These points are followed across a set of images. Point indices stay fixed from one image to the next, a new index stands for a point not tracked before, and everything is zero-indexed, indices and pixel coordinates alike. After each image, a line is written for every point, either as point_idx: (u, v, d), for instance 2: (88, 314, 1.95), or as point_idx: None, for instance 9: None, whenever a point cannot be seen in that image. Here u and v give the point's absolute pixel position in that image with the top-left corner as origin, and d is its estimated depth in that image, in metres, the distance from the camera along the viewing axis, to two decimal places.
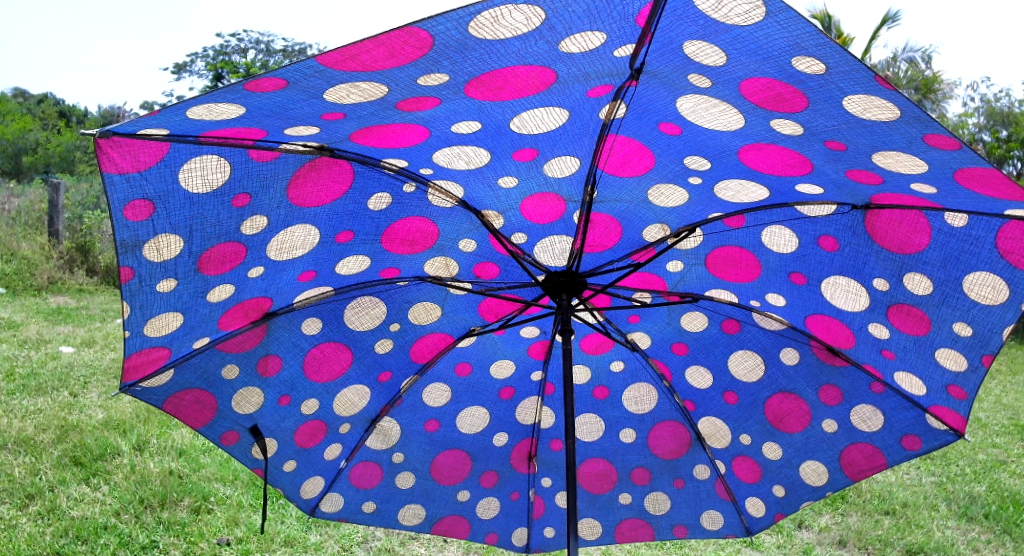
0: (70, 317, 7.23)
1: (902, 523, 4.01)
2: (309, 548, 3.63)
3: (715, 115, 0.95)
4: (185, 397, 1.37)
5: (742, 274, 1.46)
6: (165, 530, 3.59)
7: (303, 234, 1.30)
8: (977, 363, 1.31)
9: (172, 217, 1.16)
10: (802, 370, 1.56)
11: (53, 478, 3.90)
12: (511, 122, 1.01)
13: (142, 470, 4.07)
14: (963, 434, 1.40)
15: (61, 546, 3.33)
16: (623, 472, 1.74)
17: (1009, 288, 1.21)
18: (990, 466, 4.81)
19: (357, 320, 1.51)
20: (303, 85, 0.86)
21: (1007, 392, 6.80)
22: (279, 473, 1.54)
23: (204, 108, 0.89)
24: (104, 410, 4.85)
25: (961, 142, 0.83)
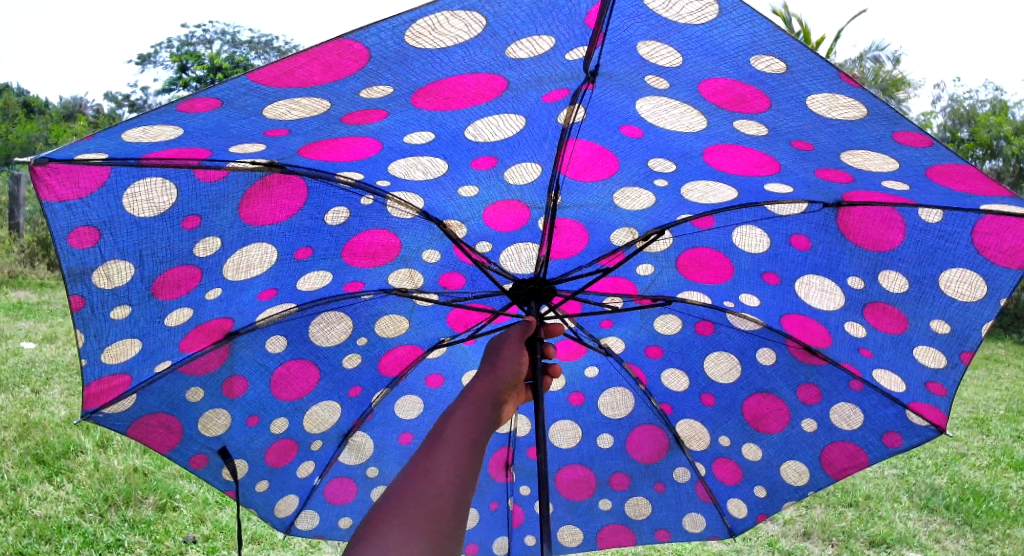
0: (30, 313, 7.04)
1: (865, 514, 4.10)
2: (277, 544, 3.60)
3: (676, 117, 0.95)
4: (151, 421, 1.38)
5: (711, 275, 1.48)
6: (130, 528, 3.52)
7: (259, 252, 1.27)
8: (957, 359, 1.34)
9: (120, 243, 1.12)
10: (780, 369, 1.57)
11: (16, 476, 3.80)
12: (465, 130, 1.00)
13: (107, 468, 3.99)
14: (945, 428, 1.44)
15: (24, 547, 3.25)
16: (602, 478, 1.75)
17: (987, 284, 1.23)
18: (951, 459, 4.92)
19: (323, 337, 1.47)
20: (239, 103, 0.84)
21: (967, 385, 6.99)
22: (252, 494, 1.54)
23: (141, 129, 0.86)
24: (67, 407, 4.74)
25: (931, 138, 0.83)
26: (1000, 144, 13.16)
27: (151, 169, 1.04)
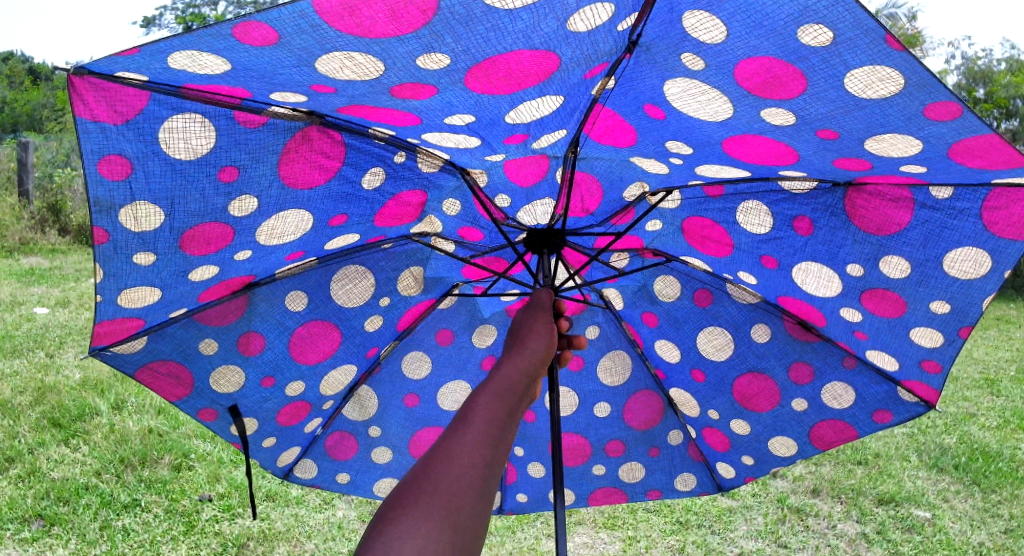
0: (42, 278, 7.09)
1: (874, 473, 4.13)
2: (291, 501, 3.67)
3: (702, 104, 0.94)
4: (160, 368, 1.36)
5: (714, 249, 1.46)
6: (146, 488, 3.60)
7: (295, 217, 1.26)
8: (954, 336, 1.33)
9: (151, 184, 1.09)
10: (773, 348, 1.56)
11: (32, 441, 3.87)
12: (506, 114, 1.00)
13: (122, 429, 4.06)
14: (934, 404, 1.44)
15: (43, 510, 3.32)
16: (596, 445, 1.76)
17: (992, 259, 1.23)
18: (961, 419, 4.93)
19: (343, 293, 1.47)
20: (293, 45, 0.81)
21: (978, 346, 6.97)
22: (259, 448, 1.56)
23: (187, 57, 0.84)
24: (81, 370, 4.81)
25: (963, 108, 0.81)
26: (1018, 104, 12.96)
27: (192, 103, 1.02)
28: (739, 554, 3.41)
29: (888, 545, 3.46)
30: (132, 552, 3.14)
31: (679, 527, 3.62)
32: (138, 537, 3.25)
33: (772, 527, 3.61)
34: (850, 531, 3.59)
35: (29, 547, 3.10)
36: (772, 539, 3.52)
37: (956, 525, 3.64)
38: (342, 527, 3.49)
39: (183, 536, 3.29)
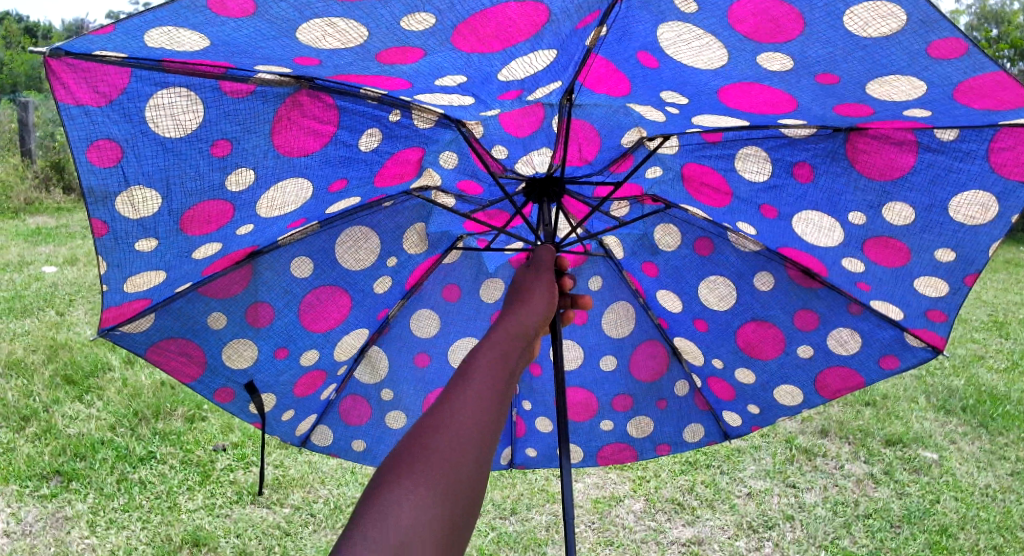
0: (49, 237, 7.09)
1: (881, 414, 4.17)
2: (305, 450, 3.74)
3: (696, 51, 0.89)
4: (170, 347, 1.37)
5: (711, 197, 1.44)
6: (161, 440, 3.68)
7: (295, 186, 1.25)
8: (960, 285, 1.32)
9: (144, 166, 1.06)
10: (777, 295, 1.55)
11: (47, 398, 3.92)
12: (499, 73, 0.96)
13: (135, 384, 4.11)
14: (941, 349, 1.43)
15: (60, 465, 3.39)
16: (603, 401, 1.77)
17: (999, 205, 1.19)
18: (970, 361, 4.95)
19: (350, 257, 1.48)
20: (272, 12, 0.80)
21: (988, 289, 6.96)
22: (278, 423, 1.58)
23: (163, 34, 0.82)
24: (92, 328, 4.85)
25: (970, 44, 0.78)
26: None
27: (174, 77, 0.99)
28: (747, 493, 3.48)
29: (895, 486, 3.52)
30: (150, 504, 3.22)
31: (689, 467, 3.69)
32: (156, 489, 3.33)
33: (779, 467, 3.68)
34: (857, 472, 3.65)
35: (48, 502, 3.17)
36: (779, 479, 3.58)
37: (962, 466, 3.69)
38: (355, 472, 3.60)
39: (199, 486, 3.38)
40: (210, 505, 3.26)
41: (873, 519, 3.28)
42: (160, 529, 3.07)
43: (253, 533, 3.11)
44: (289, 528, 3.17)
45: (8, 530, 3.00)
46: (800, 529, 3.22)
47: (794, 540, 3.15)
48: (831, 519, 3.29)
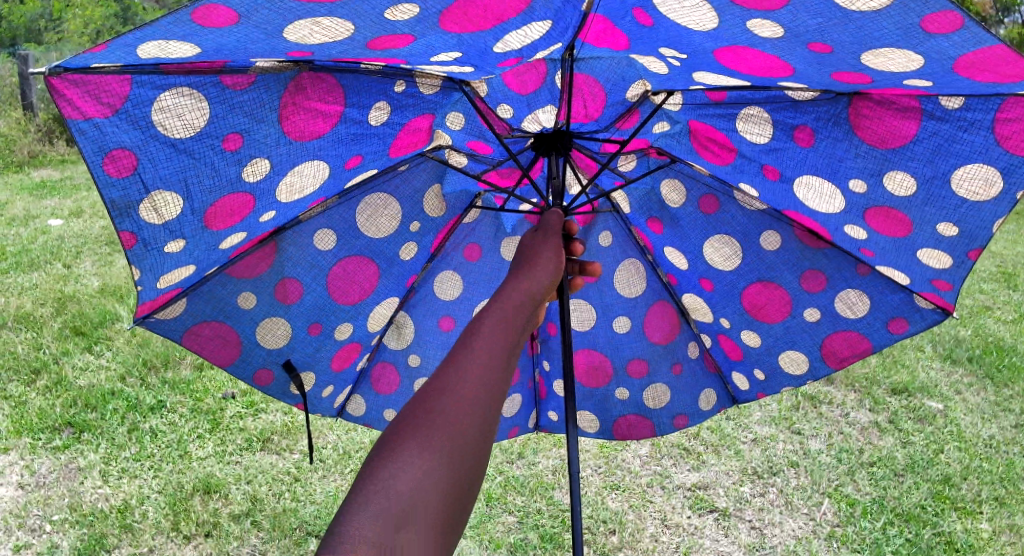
0: (53, 190, 7.02)
1: (888, 362, 4.18)
2: None
3: (689, 12, 0.85)
4: (204, 331, 1.35)
5: (714, 154, 1.40)
6: (170, 389, 3.70)
7: (313, 169, 1.23)
8: (964, 258, 1.29)
9: (160, 170, 1.05)
10: (783, 256, 1.51)
11: (57, 350, 3.93)
12: (494, 48, 0.89)
13: (143, 335, 4.12)
14: (950, 312, 1.38)
15: (72, 417, 3.42)
16: (618, 366, 1.77)
17: (1003, 181, 1.17)
18: (978, 311, 4.94)
19: (373, 225, 1.45)
20: (256, 19, 0.80)
21: (998, 240, 6.90)
22: (318, 400, 1.57)
23: (156, 46, 0.81)
24: (99, 279, 4.84)
25: (965, 17, 0.79)
26: None
27: (175, 77, 0.97)
28: (752, 439, 3.51)
29: (899, 435, 3.55)
30: (161, 453, 3.27)
31: None
32: (167, 438, 3.37)
33: (785, 413, 3.71)
34: (862, 420, 3.68)
35: (61, 454, 3.21)
36: (785, 426, 3.61)
37: (967, 417, 3.71)
38: None
39: (209, 434, 3.42)
40: (220, 452, 3.30)
41: (876, 467, 3.31)
42: (172, 477, 3.12)
43: (263, 479, 3.16)
44: (299, 474, 3.22)
45: (24, 482, 3.05)
46: (805, 476, 3.26)
47: (798, 486, 3.20)
48: (835, 466, 3.32)
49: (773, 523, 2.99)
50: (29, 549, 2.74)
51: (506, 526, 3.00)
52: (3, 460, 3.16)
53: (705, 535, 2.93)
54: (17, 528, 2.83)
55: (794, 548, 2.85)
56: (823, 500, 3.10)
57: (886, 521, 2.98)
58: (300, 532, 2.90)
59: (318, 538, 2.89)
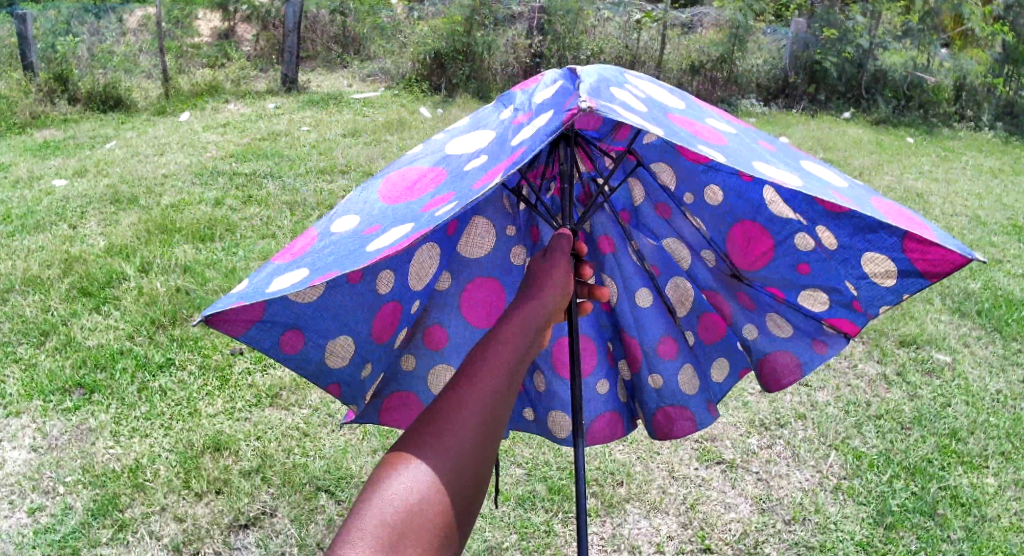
0: (56, 150, 6.91)
1: (896, 315, 4.16)
2: None
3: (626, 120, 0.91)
4: (393, 401, 1.47)
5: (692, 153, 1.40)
6: (179, 346, 3.71)
7: (424, 255, 1.39)
8: (861, 311, 1.46)
9: (320, 328, 1.27)
10: (721, 276, 1.57)
11: (65, 311, 3.93)
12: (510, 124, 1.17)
13: (151, 292, 4.10)
14: (855, 335, 1.51)
15: (82, 378, 3.44)
16: (647, 346, 1.66)
17: (897, 279, 1.35)
18: (987, 265, 4.90)
19: (470, 244, 1.46)
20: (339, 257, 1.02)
21: (1010, 192, 6.79)
22: (520, 419, 1.70)
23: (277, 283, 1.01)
24: (105, 238, 4.79)
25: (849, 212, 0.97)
26: None
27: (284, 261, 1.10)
28: (760, 390, 3.53)
29: (907, 387, 3.55)
30: (171, 411, 3.29)
31: None
32: (177, 395, 3.39)
33: None
34: (870, 372, 3.68)
35: (72, 415, 3.23)
36: None
37: (975, 370, 3.72)
38: None
39: (218, 391, 3.43)
40: (230, 409, 3.32)
41: (884, 420, 3.32)
42: (182, 435, 3.14)
43: (272, 436, 3.19)
44: (308, 429, 3.24)
45: (37, 444, 3.08)
46: (812, 428, 3.28)
47: (805, 438, 3.22)
48: (843, 419, 3.33)
49: (779, 475, 3.02)
50: (44, 511, 2.77)
51: (514, 478, 3.03)
52: (15, 423, 3.19)
53: (712, 487, 2.95)
54: (31, 490, 2.86)
55: (801, 500, 2.88)
56: (830, 453, 3.12)
57: (892, 474, 3.00)
58: (310, 487, 2.93)
59: (327, 493, 2.92)
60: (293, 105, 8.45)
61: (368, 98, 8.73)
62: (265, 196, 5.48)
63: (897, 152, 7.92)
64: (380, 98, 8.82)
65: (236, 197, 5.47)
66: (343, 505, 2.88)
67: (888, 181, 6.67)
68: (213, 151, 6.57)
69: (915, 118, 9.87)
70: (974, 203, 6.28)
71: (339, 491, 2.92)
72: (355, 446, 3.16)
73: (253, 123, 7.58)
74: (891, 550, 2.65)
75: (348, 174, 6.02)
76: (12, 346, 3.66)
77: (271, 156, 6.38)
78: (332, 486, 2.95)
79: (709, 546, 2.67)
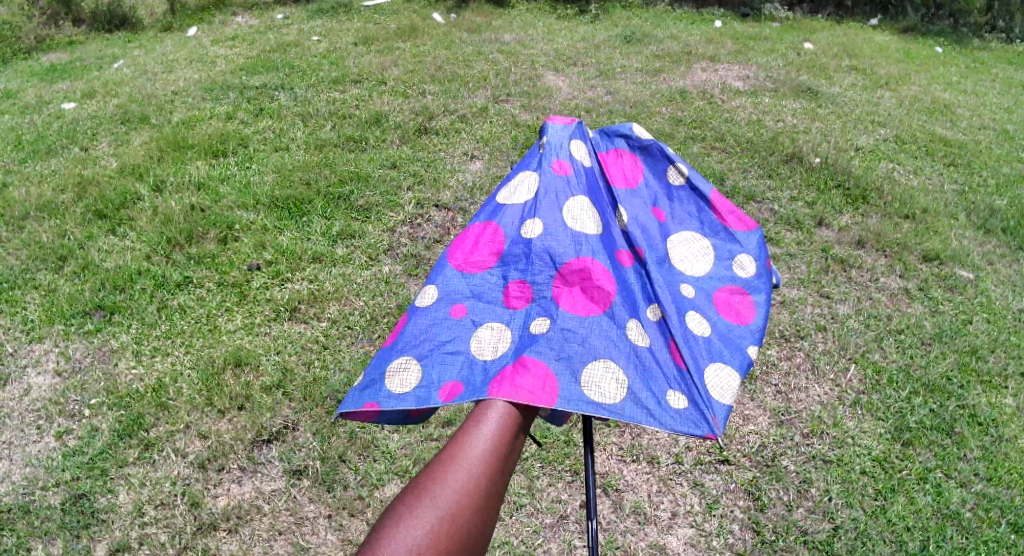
0: (63, 73, 6.75)
1: (921, 229, 4.07)
2: (338, 262, 3.72)
3: (716, 384, 1.55)
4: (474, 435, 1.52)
5: (737, 223, 1.84)
6: (197, 264, 3.71)
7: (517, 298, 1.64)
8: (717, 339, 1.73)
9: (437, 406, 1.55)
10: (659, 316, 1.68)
11: (81, 236, 3.91)
12: (567, 224, 1.65)
13: (165, 211, 4.06)
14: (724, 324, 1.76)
15: (102, 301, 3.46)
16: None
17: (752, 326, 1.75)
18: (1014, 180, 4.76)
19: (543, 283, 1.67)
20: (443, 350, 1.50)
21: None
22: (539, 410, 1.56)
23: (399, 377, 1.47)
24: (117, 159, 4.72)
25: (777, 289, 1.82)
26: None
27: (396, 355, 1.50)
28: (780, 301, 3.49)
29: (929, 303, 3.52)
30: (191, 329, 3.32)
31: None
32: (196, 313, 3.42)
33: (815, 277, 3.66)
34: (892, 286, 3.64)
35: (94, 338, 3.27)
36: (814, 288, 3.58)
37: (997, 288, 3.67)
38: (389, 282, 3.59)
39: (237, 307, 3.45)
40: (249, 324, 3.35)
41: (905, 335, 3.30)
42: (203, 353, 3.19)
43: (292, 349, 3.21)
44: (327, 342, 3.25)
45: (61, 369, 3.13)
46: (832, 340, 3.27)
47: (824, 350, 3.22)
48: (863, 332, 3.31)
49: (799, 388, 3.03)
50: (72, 434, 2.84)
51: None
52: (38, 348, 3.24)
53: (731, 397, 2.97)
54: (58, 414, 2.92)
55: (819, 414, 2.90)
56: (850, 366, 3.13)
57: (911, 390, 3.00)
58: (331, 400, 2.98)
59: None
60: (301, 14, 8.14)
61: (377, 6, 8.37)
62: (276, 109, 5.35)
63: (926, 61, 7.59)
64: (391, 5, 8.45)
65: (247, 112, 5.34)
66: None
67: (916, 91, 6.42)
68: (221, 65, 6.38)
69: (946, 25, 9.40)
70: (1003, 117, 6.05)
71: None
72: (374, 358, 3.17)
73: (262, 35, 7.33)
74: (906, 467, 2.70)
75: (361, 84, 5.84)
76: (31, 272, 3.67)
77: (281, 68, 6.18)
78: None
79: (727, 457, 2.72)
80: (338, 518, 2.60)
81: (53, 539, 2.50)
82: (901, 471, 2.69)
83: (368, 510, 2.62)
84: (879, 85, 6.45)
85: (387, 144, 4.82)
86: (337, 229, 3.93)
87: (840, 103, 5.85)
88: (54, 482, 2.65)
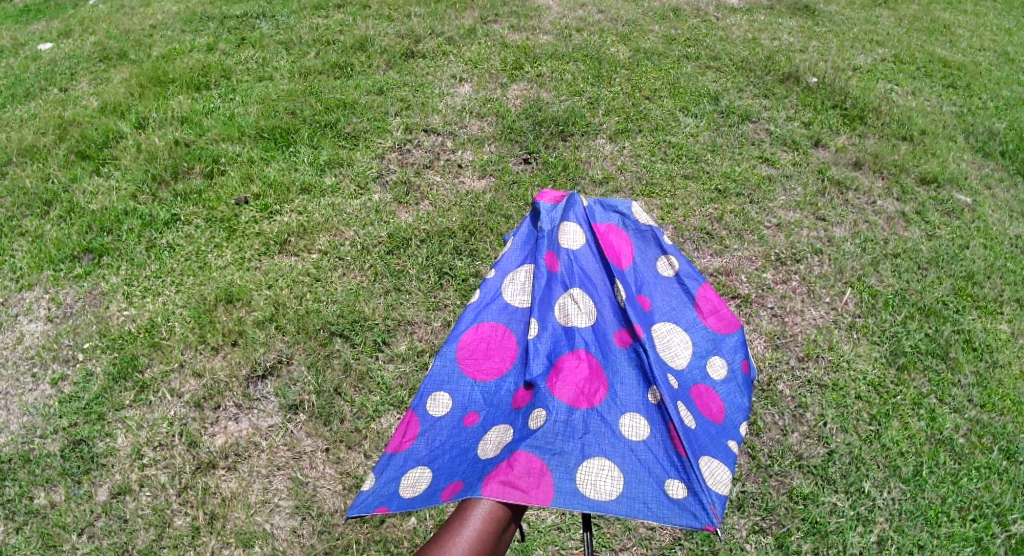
0: (39, 14, 6.47)
1: (918, 151, 4.02)
2: (327, 193, 3.65)
3: (713, 476, 1.60)
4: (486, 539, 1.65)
5: (720, 314, 1.92)
6: (184, 201, 3.64)
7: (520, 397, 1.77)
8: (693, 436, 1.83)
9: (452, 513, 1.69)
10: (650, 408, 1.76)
11: (65, 178, 3.82)
12: (560, 317, 1.79)
13: (149, 148, 3.95)
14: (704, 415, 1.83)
15: (90, 243, 3.39)
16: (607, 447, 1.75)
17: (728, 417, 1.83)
18: (1013, 104, 4.67)
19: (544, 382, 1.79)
20: (453, 457, 1.67)
21: None
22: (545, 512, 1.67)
23: (411, 486, 1.64)
24: (97, 98, 4.56)
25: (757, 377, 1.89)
26: None
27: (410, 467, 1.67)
28: (776, 224, 3.46)
29: (926, 228, 3.50)
30: (181, 267, 3.28)
31: (718, 196, 3.60)
32: (185, 251, 3.37)
33: (811, 199, 3.62)
34: (889, 210, 3.61)
35: (84, 282, 3.23)
36: (810, 211, 3.55)
37: (995, 214, 3.64)
38: (380, 212, 3.53)
39: (226, 243, 3.40)
40: (240, 260, 3.30)
41: (901, 258, 3.29)
42: (195, 291, 3.15)
43: (284, 282, 3.18)
44: (319, 274, 3.22)
45: (52, 315, 3.09)
46: (828, 264, 3.27)
47: (820, 273, 3.22)
48: (859, 256, 3.30)
49: (794, 311, 3.05)
50: (67, 380, 2.84)
51: None
52: (28, 296, 3.19)
53: None
54: (53, 360, 2.91)
55: (814, 337, 2.93)
56: (846, 290, 3.13)
57: (906, 315, 3.02)
58: (324, 332, 2.97)
59: (342, 337, 2.96)
60: None
61: None
62: (258, 38, 5.15)
63: None
64: None
65: (228, 42, 5.14)
66: (358, 348, 2.93)
67: (915, 10, 6.24)
68: None
69: None
70: (1004, 39, 5.91)
71: (354, 334, 2.96)
72: (367, 289, 3.15)
73: None
74: (901, 392, 2.74)
75: (345, 9, 5.61)
76: (17, 219, 3.59)
77: None
78: (346, 329, 2.98)
79: None
80: (336, 450, 2.63)
81: (55, 486, 2.53)
82: (896, 396, 2.73)
83: (365, 441, 2.65)
84: (878, 4, 6.26)
85: (374, 68, 4.69)
86: (324, 157, 3.85)
87: (839, 22, 5.68)
88: (52, 430, 2.66)
